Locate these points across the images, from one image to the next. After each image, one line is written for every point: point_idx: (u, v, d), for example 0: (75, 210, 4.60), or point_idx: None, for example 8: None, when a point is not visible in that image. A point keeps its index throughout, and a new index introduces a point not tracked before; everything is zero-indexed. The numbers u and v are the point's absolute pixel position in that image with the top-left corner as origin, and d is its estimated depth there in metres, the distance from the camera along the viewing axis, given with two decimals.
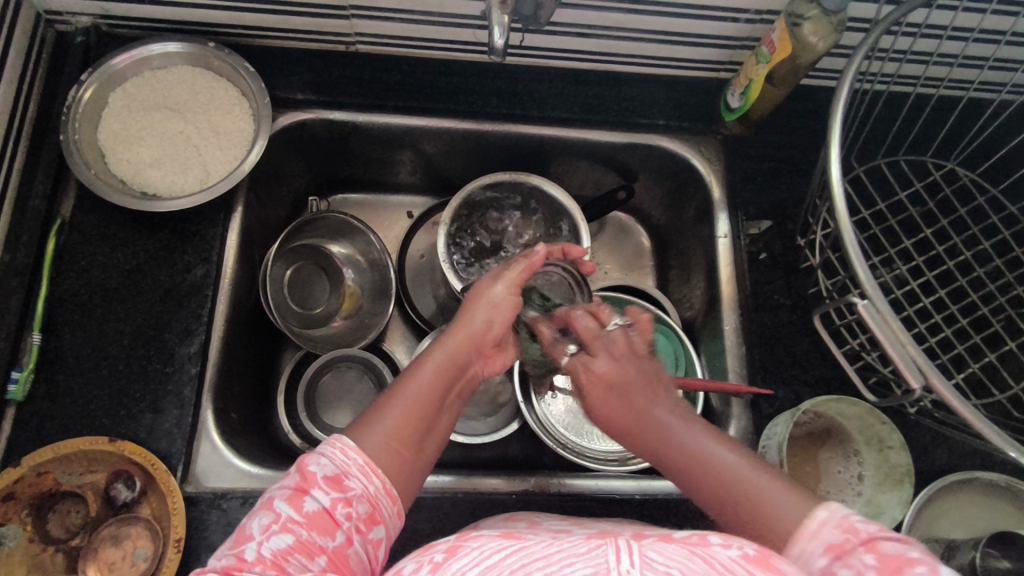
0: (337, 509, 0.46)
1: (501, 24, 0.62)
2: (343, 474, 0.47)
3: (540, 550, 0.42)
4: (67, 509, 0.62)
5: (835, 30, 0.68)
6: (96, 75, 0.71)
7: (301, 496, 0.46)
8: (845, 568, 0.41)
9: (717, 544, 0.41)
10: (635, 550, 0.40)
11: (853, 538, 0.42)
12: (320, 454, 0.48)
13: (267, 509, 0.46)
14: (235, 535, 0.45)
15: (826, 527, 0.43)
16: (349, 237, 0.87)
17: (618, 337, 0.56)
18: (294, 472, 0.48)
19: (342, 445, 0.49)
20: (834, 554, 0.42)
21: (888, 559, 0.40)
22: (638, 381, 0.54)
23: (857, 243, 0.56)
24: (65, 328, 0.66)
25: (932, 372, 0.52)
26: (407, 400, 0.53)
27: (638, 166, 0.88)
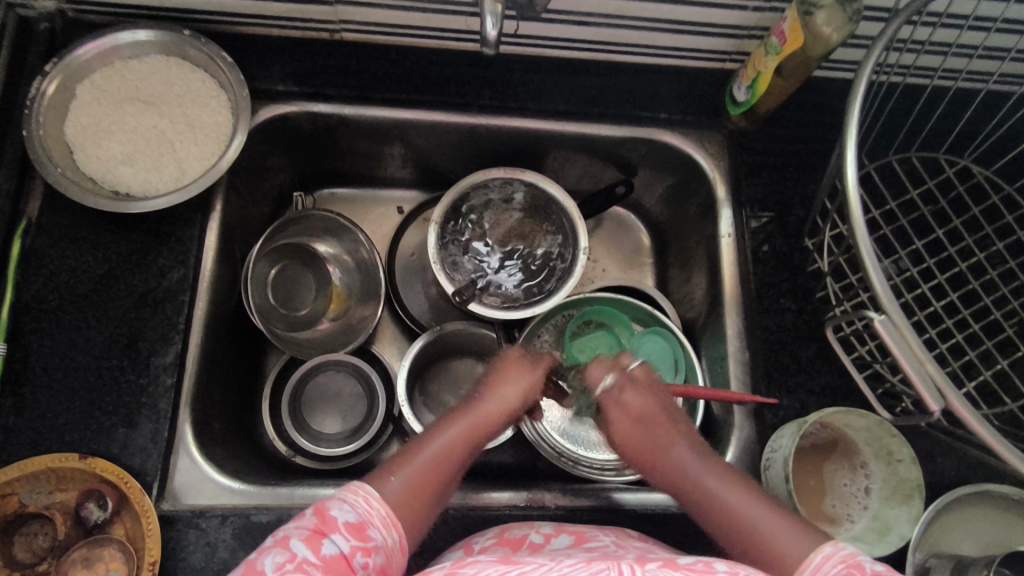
0: (355, 557, 0.46)
1: (494, 13, 0.57)
2: (366, 523, 0.48)
3: None
4: (34, 532, 0.59)
5: (850, 21, 0.64)
6: (60, 67, 0.66)
7: (318, 538, 0.46)
8: None
9: (722, 571, 0.44)
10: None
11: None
12: (344, 501, 0.49)
13: (283, 547, 0.46)
14: (246, 567, 0.45)
15: (830, 562, 0.46)
16: (336, 234, 0.83)
17: (641, 376, 0.64)
18: (313, 513, 0.48)
19: (365, 493, 0.50)
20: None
21: None
22: (661, 421, 0.61)
23: (875, 255, 0.52)
24: (32, 337, 0.63)
25: (954, 395, 0.49)
26: (427, 454, 0.55)
27: (638, 160, 0.84)
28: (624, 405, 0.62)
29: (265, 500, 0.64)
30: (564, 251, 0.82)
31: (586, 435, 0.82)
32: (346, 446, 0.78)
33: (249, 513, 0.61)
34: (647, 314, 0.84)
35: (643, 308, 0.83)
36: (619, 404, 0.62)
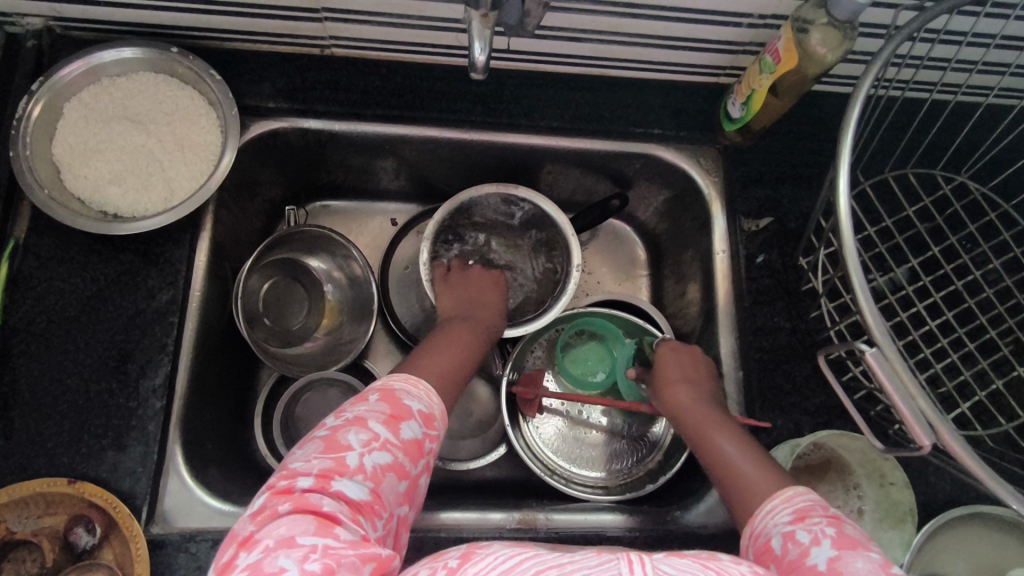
0: (425, 442, 0.54)
1: (482, 38, 0.56)
2: (430, 416, 0.57)
3: (553, 559, 0.46)
4: (22, 558, 0.59)
5: (846, 40, 0.62)
6: (46, 87, 0.66)
7: (395, 424, 0.53)
8: (804, 527, 0.51)
9: (727, 560, 0.46)
10: (648, 563, 0.44)
11: (820, 510, 0.52)
12: (410, 394, 0.57)
13: (364, 427, 0.52)
14: (328, 442, 0.50)
15: (800, 496, 0.54)
16: (328, 250, 0.83)
17: (685, 352, 0.73)
18: (382, 400, 0.55)
19: (423, 389, 0.59)
20: (800, 516, 0.52)
21: (845, 535, 0.49)
22: (701, 394, 0.68)
23: (867, 284, 0.52)
24: (20, 359, 0.62)
25: (946, 429, 0.48)
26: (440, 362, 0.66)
27: (632, 175, 0.83)
28: (666, 367, 0.72)
29: None
30: (559, 267, 0.81)
31: (582, 452, 0.82)
32: None
33: None
34: (636, 328, 0.83)
35: (632, 321, 0.82)
36: (666, 367, 0.72)
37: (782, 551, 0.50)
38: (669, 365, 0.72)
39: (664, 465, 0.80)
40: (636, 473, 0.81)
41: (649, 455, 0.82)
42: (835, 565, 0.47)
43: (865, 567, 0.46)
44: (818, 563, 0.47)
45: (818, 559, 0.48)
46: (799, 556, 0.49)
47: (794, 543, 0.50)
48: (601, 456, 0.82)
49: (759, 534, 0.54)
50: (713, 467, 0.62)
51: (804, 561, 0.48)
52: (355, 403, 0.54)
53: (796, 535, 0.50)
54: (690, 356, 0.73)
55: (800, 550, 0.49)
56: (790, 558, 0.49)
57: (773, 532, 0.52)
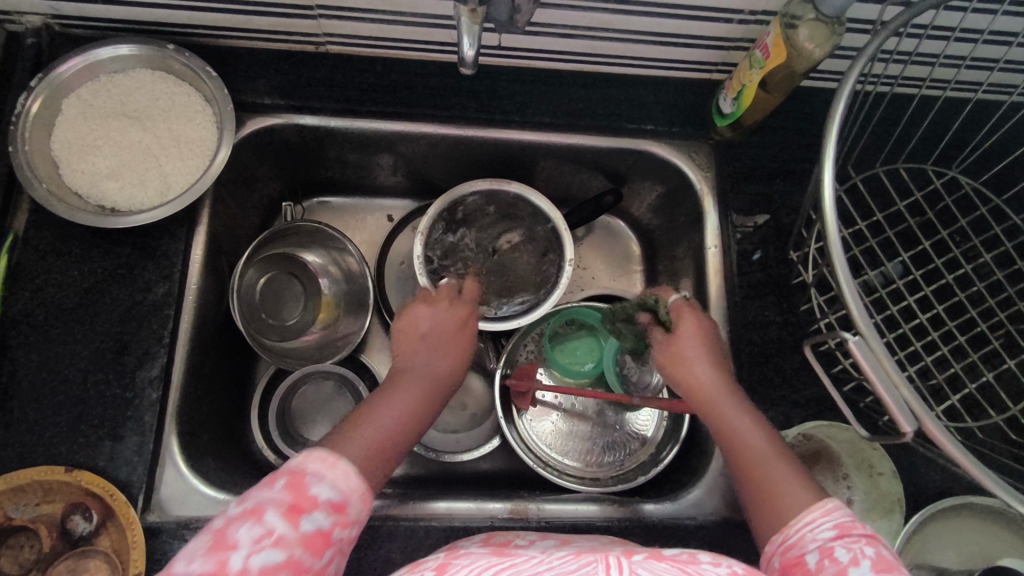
0: (334, 532, 0.45)
1: (471, 33, 0.57)
2: (346, 501, 0.47)
3: (529, 568, 0.46)
4: (21, 544, 0.60)
5: (834, 34, 0.63)
6: (45, 83, 0.67)
7: (295, 515, 0.44)
8: (844, 544, 0.46)
9: (706, 562, 0.45)
10: (626, 567, 0.44)
11: (861, 529, 0.47)
12: (322, 478, 0.47)
13: (257, 518, 0.43)
14: (215, 537, 0.43)
15: (841, 512, 0.48)
16: (323, 245, 0.84)
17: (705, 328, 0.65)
18: (286, 484, 0.45)
19: (342, 468, 0.48)
20: (840, 532, 0.47)
21: (885, 558, 0.44)
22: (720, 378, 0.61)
23: (851, 276, 0.52)
24: (18, 351, 0.64)
25: (929, 419, 0.49)
26: (381, 424, 0.57)
27: (625, 170, 0.84)
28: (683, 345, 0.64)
29: None
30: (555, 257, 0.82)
31: (574, 444, 0.83)
32: None
33: None
34: None
35: None
36: (681, 351, 0.63)
37: (816, 567, 0.46)
38: (687, 346, 0.63)
39: (657, 456, 0.81)
40: (630, 465, 0.81)
41: (642, 446, 0.83)
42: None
43: None
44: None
45: None
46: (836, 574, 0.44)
47: (832, 561, 0.45)
48: (593, 448, 0.83)
49: (791, 545, 0.49)
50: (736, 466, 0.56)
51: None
52: (259, 484, 0.46)
53: (835, 553, 0.45)
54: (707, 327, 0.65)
55: (838, 569, 0.44)
56: None
57: (808, 546, 0.47)
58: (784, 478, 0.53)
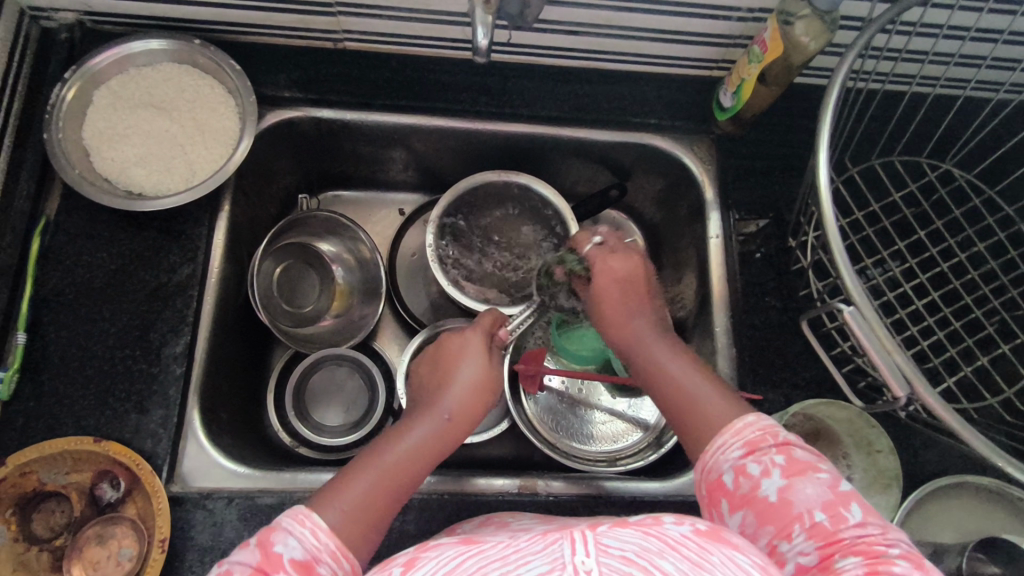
0: None
1: (485, 24, 0.60)
2: (312, 559, 0.47)
3: (496, 553, 0.41)
4: (51, 509, 0.63)
5: (828, 30, 0.67)
6: (78, 75, 0.70)
7: None
8: (756, 460, 0.49)
9: (669, 521, 0.42)
10: (590, 540, 0.39)
11: (770, 439, 0.49)
12: (290, 534, 0.48)
13: None
14: None
15: (750, 428, 0.51)
16: (338, 235, 0.87)
17: (620, 259, 0.67)
18: (255, 546, 0.47)
19: (312, 524, 0.49)
20: (750, 448, 0.49)
21: (794, 462, 0.48)
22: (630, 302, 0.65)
23: (844, 248, 0.55)
24: (49, 329, 0.66)
25: (920, 382, 0.52)
26: (382, 465, 0.55)
27: (629, 164, 0.87)
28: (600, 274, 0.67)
29: (269, 483, 0.67)
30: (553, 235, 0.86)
31: (581, 428, 0.86)
32: (341, 438, 0.81)
33: (253, 496, 0.65)
34: None
35: None
36: (600, 286, 0.66)
37: (733, 485, 0.49)
38: (602, 281, 0.66)
39: (661, 440, 0.83)
40: (637, 448, 0.84)
41: (646, 431, 0.85)
42: (785, 495, 0.47)
43: (815, 492, 0.47)
44: (770, 495, 0.47)
45: (770, 491, 0.47)
46: (751, 490, 0.48)
47: (746, 477, 0.48)
48: (599, 431, 0.86)
49: (709, 467, 0.51)
50: (657, 394, 0.59)
51: (757, 496, 0.47)
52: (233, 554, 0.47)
53: (748, 469, 0.49)
54: (624, 264, 0.67)
55: (752, 484, 0.48)
56: (743, 493, 0.48)
57: (723, 467, 0.50)
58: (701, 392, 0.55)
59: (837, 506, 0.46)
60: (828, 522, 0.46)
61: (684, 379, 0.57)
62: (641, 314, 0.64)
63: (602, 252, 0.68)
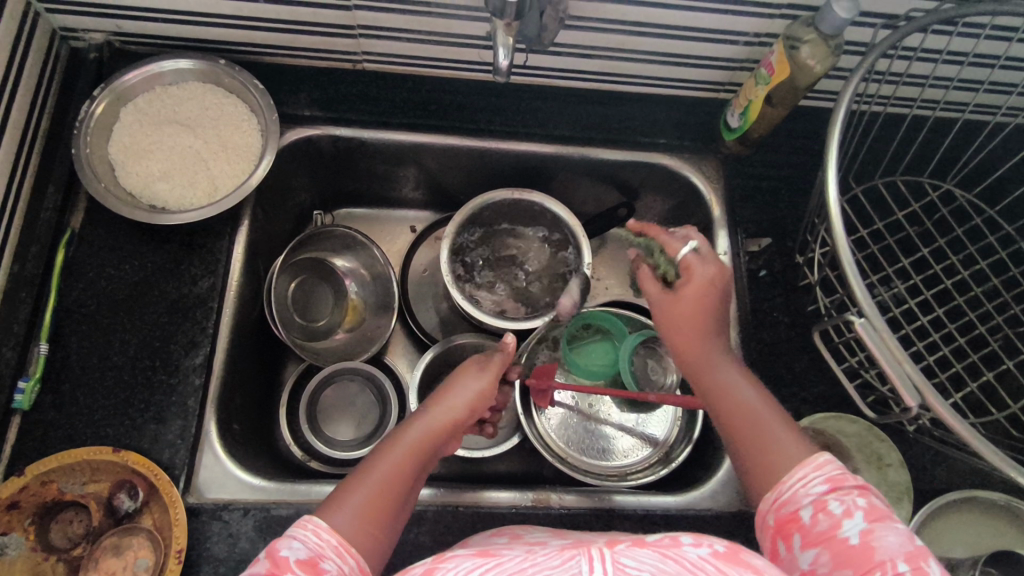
0: None
1: (506, 46, 0.63)
2: (316, 557, 0.47)
3: (515, 566, 0.42)
4: (70, 519, 0.64)
5: (832, 53, 0.69)
6: (107, 92, 0.72)
7: None
8: (838, 498, 0.49)
9: (687, 544, 0.42)
10: (609, 558, 0.41)
11: (851, 480, 0.50)
12: (293, 541, 0.48)
13: None
14: None
15: (831, 465, 0.51)
16: (353, 250, 0.88)
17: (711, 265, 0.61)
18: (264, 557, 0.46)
19: (314, 527, 0.49)
20: (832, 485, 0.50)
21: (875, 507, 0.48)
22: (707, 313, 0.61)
23: (854, 261, 0.56)
24: (71, 339, 0.67)
25: (930, 391, 0.52)
26: (384, 470, 0.55)
27: (638, 183, 0.89)
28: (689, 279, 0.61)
29: (284, 495, 0.68)
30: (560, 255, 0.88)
31: (592, 443, 0.86)
32: (355, 452, 0.81)
33: (269, 507, 0.64)
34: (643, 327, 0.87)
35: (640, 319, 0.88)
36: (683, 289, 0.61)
37: (810, 521, 0.49)
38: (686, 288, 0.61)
39: (671, 455, 0.83)
40: (648, 462, 0.84)
41: (655, 447, 0.85)
42: (868, 540, 0.46)
43: (897, 541, 0.46)
44: (851, 536, 0.47)
45: (851, 532, 0.47)
46: (830, 527, 0.48)
47: (826, 514, 0.48)
48: (609, 446, 0.86)
49: (783, 501, 0.51)
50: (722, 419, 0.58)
51: (837, 534, 0.47)
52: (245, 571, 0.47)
53: (829, 506, 0.49)
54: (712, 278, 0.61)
55: (832, 522, 0.48)
56: (820, 530, 0.48)
57: (802, 501, 0.50)
58: (777, 435, 0.55)
59: (918, 558, 0.45)
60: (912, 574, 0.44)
61: (769, 426, 0.55)
62: (719, 336, 0.61)
63: (695, 260, 0.62)
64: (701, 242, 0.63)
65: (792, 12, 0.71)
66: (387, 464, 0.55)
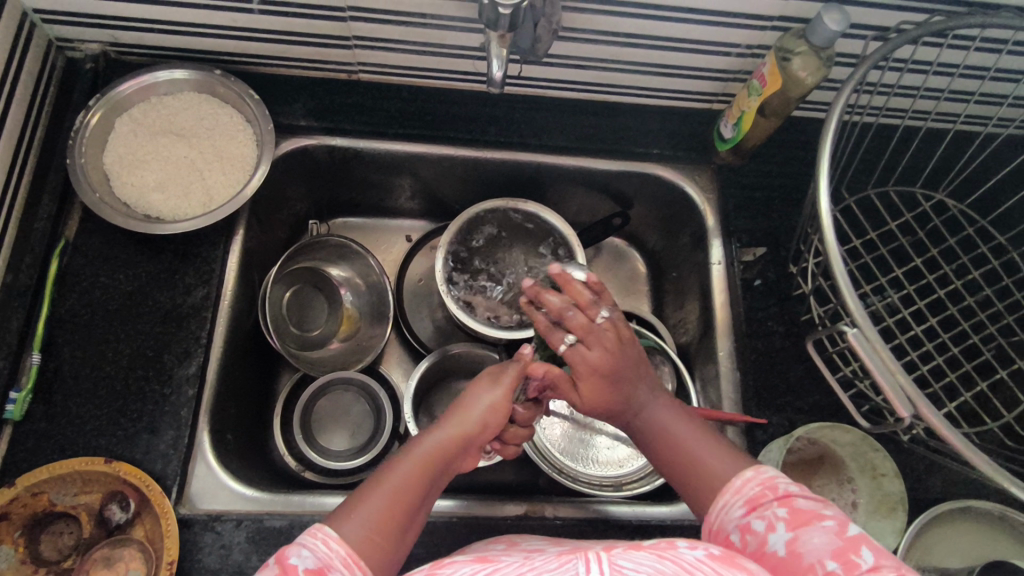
0: None
1: (500, 57, 0.63)
2: (324, 568, 0.47)
3: (513, 571, 0.42)
4: (60, 531, 0.63)
5: (824, 65, 0.69)
6: (103, 101, 0.73)
7: None
8: (760, 517, 0.51)
9: (684, 546, 0.42)
10: (606, 560, 0.41)
11: (770, 493, 0.52)
12: (303, 549, 0.48)
13: None
14: None
15: (750, 484, 0.53)
16: (349, 260, 0.89)
17: (607, 329, 0.60)
18: (273, 564, 0.46)
19: (323, 537, 0.49)
20: (751, 505, 0.52)
21: (798, 512, 0.49)
22: (624, 374, 0.60)
23: (846, 272, 0.57)
24: (64, 349, 0.67)
25: (922, 401, 0.53)
26: (397, 482, 0.55)
27: (632, 193, 0.89)
28: (586, 360, 0.59)
29: (277, 506, 0.67)
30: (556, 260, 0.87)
31: (586, 453, 0.86)
32: (355, 461, 0.81)
33: (262, 518, 0.64)
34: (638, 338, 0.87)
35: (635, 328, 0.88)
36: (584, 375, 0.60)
37: (740, 544, 0.50)
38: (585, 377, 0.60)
39: None
40: (644, 471, 0.83)
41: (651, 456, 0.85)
42: (793, 548, 0.48)
43: (822, 540, 0.47)
44: (778, 548, 0.48)
45: (778, 544, 0.48)
46: (758, 545, 0.49)
47: (752, 534, 0.50)
48: (604, 456, 0.86)
49: (718, 530, 0.53)
50: (650, 451, 0.62)
51: (766, 551, 0.48)
52: None
53: (753, 526, 0.50)
54: (598, 361, 0.59)
55: (759, 540, 0.49)
56: (752, 551, 0.49)
57: (729, 527, 0.52)
58: (701, 455, 0.58)
59: (846, 552, 0.46)
60: (841, 570, 0.45)
61: (693, 449, 0.59)
62: (642, 381, 0.62)
63: (578, 352, 0.60)
64: (577, 328, 0.59)
65: (783, 24, 0.72)
66: (400, 476, 0.55)
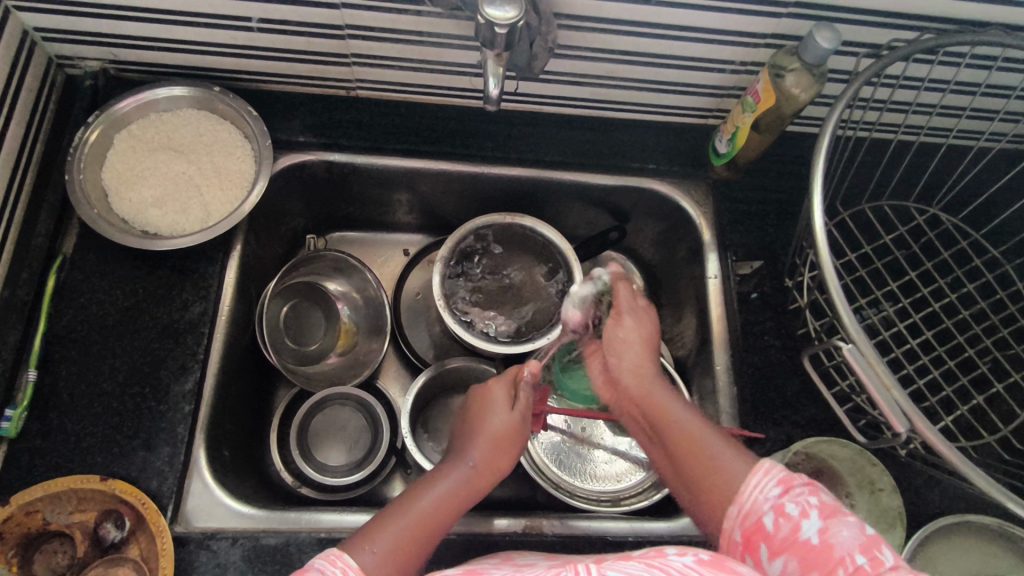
0: None
1: (496, 75, 0.64)
2: None
3: None
4: (53, 549, 0.63)
5: (817, 82, 0.70)
6: (102, 118, 0.73)
7: None
8: (792, 500, 0.49)
9: (673, 553, 0.42)
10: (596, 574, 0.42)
11: (801, 479, 0.51)
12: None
13: None
14: None
15: (777, 467, 0.52)
16: (346, 274, 0.89)
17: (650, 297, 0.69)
18: None
19: (343, 564, 0.48)
20: (785, 487, 0.51)
21: (829, 501, 0.49)
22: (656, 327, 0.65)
23: (840, 286, 0.57)
24: (60, 365, 0.67)
25: (918, 415, 0.53)
26: (416, 512, 0.55)
27: (628, 208, 0.90)
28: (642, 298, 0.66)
29: (273, 523, 0.67)
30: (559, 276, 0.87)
31: (584, 467, 0.86)
32: (348, 476, 0.81)
33: (258, 535, 0.64)
34: None
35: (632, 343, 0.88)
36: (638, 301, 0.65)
37: (772, 528, 0.49)
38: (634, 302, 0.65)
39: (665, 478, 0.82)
40: (641, 486, 0.83)
41: (649, 470, 0.85)
42: (826, 537, 0.47)
43: (852, 534, 0.47)
44: (810, 536, 0.47)
45: (810, 532, 0.47)
46: (791, 532, 0.48)
47: (785, 518, 0.49)
48: (603, 471, 0.85)
49: (746, 512, 0.51)
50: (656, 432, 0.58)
51: (799, 538, 0.47)
52: None
53: (786, 509, 0.49)
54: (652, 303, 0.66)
55: (793, 525, 0.48)
56: (782, 536, 0.48)
57: (762, 508, 0.50)
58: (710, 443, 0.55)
59: (873, 548, 0.46)
60: (869, 565, 0.45)
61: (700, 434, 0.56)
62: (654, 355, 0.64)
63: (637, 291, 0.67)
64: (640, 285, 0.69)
65: (777, 41, 0.73)
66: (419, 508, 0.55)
